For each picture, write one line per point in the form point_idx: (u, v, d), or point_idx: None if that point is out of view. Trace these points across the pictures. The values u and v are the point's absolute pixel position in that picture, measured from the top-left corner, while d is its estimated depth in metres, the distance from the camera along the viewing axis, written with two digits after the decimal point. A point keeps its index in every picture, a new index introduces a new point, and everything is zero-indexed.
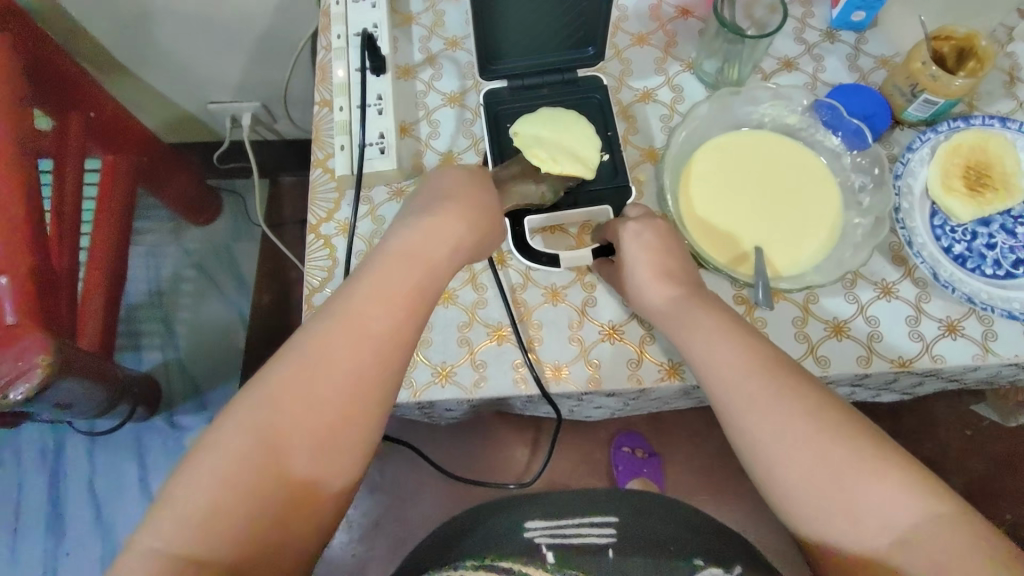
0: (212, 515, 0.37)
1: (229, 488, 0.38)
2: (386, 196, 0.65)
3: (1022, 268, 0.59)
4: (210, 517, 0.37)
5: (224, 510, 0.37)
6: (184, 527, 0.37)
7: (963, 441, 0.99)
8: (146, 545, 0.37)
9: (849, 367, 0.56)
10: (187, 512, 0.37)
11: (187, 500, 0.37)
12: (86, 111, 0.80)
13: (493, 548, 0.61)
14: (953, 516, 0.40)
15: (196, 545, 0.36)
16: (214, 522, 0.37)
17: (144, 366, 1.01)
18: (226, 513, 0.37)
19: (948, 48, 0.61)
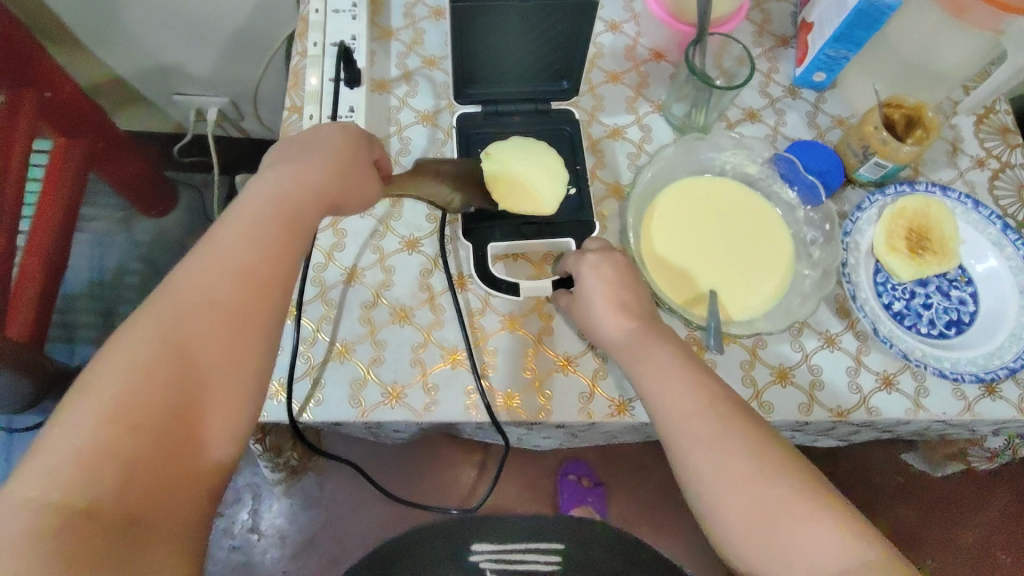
0: (103, 456, 0.33)
1: (122, 425, 0.34)
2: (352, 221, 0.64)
3: (953, 329, 0.62)
4: (93, 492, 0.33)
5: (108, 482, 0.33)
6: (67, 472, 0.33)
7: (892, 487, 1.03)
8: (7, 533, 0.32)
9: (791, 414, 0.58)
10: (62, 484, 0.32)
11: (62, 475, 0.32)
12: (42, 90, 0.76)
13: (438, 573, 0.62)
14: (880, 562, 0.41)
15: (88, 488, 0.33)
16: (105, 465, 0.33)
17: (74, 360, 0.96)
18: (120, 452, 0.34)
19: (898, 116, 0.65)
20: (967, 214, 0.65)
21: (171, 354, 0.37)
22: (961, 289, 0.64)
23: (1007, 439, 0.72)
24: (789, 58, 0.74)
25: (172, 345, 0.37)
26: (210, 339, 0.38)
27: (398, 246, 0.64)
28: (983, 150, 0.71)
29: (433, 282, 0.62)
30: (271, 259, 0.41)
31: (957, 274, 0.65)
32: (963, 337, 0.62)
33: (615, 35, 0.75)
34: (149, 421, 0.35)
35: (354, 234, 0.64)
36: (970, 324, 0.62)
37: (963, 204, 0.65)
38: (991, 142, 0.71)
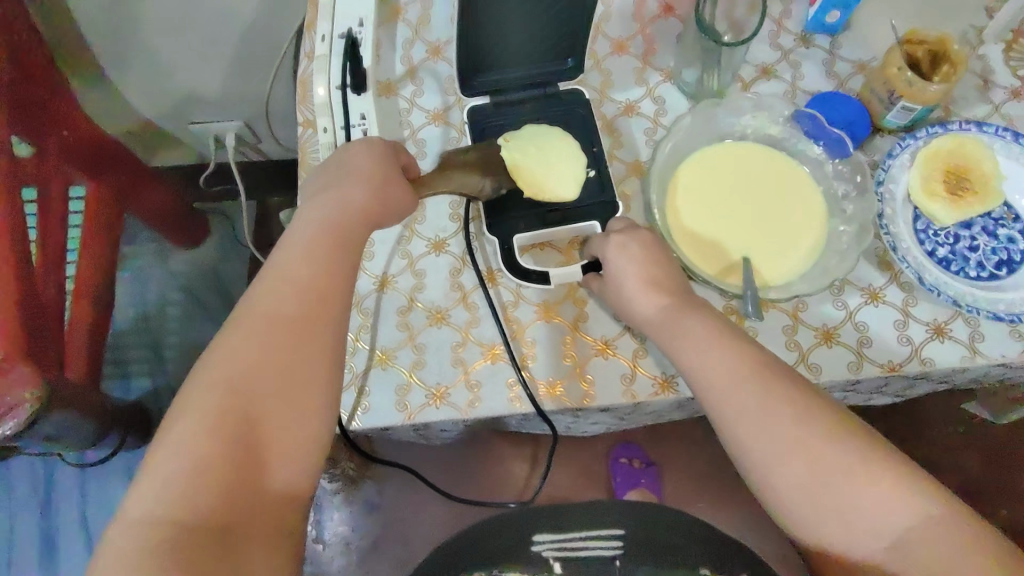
0: (191, 478, 0.37)
1: (201, 451, 0.38)
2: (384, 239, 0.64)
3: (1004, 269, 0.60)
4: (188, 507, 0.37)
5: (200, 497, 0.37)
6: (163, 498, 0.37)
7: (955, 438, 1.00)
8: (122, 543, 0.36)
9: (841, 373, 0.57)
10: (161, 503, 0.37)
11: (160, 496, 0.37)
12: (71, 140, 0.79)
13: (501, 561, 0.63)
14: (946, 517, 0.40)
15: (182, 506, 0.37)
16: (192, 487, 0.37)
17: (133, 393, 1.01)
18: (203, 473, 0.38)
19: (922, 52, 0.62)
20: (1006, 148, 0.63)
21: (235, 377, 0.40)
22: (1008, 227, 0.61)
23: None
24: (798, 2, 0.72)
25: (230, 369, 0.41)
26: (264, 354, 0.41)
27: (426, 249, 0.64)
28: (1017, 79, 0.68)
29: (464, 280, 0.62)
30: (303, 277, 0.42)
31: (1002, 212, 0.62)
32: (1015, 276, 0.60)
33: (617, 4, 0.73)
34: (225, 438, 0.39)
35: (381, 242, 0.64)
36: (1022, 262, 0.60)
37: (1001, 138, 0.63)
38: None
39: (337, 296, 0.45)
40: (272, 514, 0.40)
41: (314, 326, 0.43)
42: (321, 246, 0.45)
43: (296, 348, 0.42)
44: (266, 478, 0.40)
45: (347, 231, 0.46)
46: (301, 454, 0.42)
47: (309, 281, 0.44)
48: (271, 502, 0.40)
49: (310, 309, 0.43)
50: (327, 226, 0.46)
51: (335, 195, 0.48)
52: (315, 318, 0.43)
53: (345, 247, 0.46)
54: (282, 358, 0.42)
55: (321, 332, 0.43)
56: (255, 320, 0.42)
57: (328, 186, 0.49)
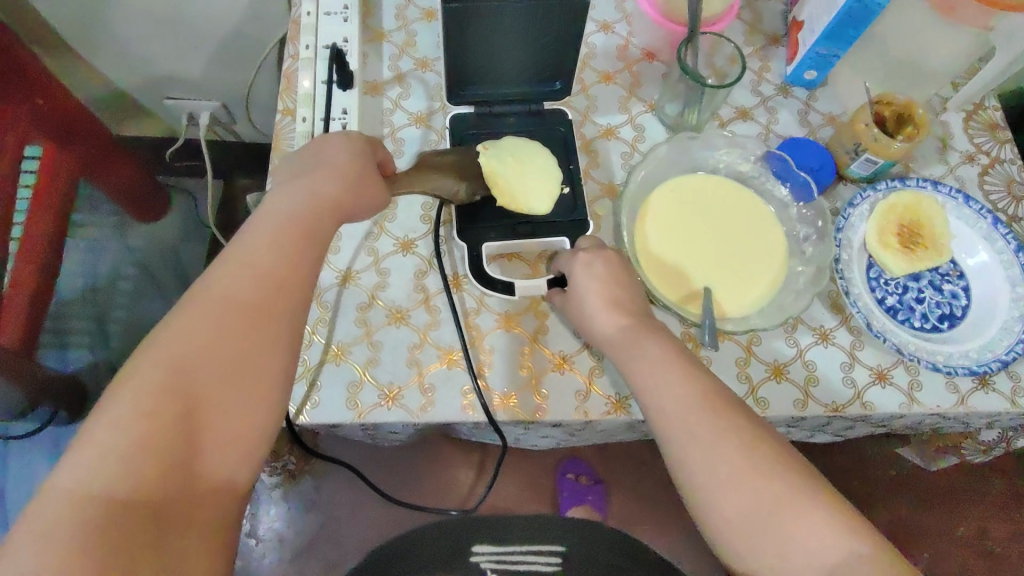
0: (123, 458, 0.36)
1: (136, 430, 0.36)
2: (352, 233, 0.64)
3: (946, 323, 0.63)
4: (119, 491, 0.35)
5: (133, 482, 0.36)
6: (89, 477, 0.35)
7: (888, 482, 1.04)
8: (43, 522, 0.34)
9: (786, 409, 0.58)
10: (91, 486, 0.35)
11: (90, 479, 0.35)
12: (33, 97, 0.75)
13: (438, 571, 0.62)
14: (874, 555, 0.41)
15: (110, 485, 0.35)
16: (122, 468, 0.35)
17: (67, 367, 0.91)
18: (136, 454, 0.36)
19: (889, 112, 0.65)
20: (957, 209, 0.66)
21: (181, 360, 0.39)
22: (953, 283, 0.64)
23: (1001, 432, 0.73)
24: (780, 57, 0.74)
25: (177, 353, 0.39)
26: (212, 338, 0.40)
27: (393, 248, 0.64)
28: (973, 146, 0.71)
29: (428, 283, 0.62)
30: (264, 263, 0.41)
31: (949, 268, 0.65)
32: (955, 331, 0.63)
33: (607, 35, 0.75)
34: (165, 421, 0.37)
35: (348, 236, 0.64)
36: (962, 318, 0.63)
37: (954, 199, 0.66)
38: (980, 137, 0.72)
39: (296, 284, 0.44)
40: (205, 503, 0.39)
41: (269, 314, 0.42)
42: (286, 235, 0.44)
43: (248, 334, 0.41)
44: (203, 467, 0.38)
45: (315, 222, 0.46)
46: (242, 443, 0.40)
47: (270, 268, 0.43)
48: (207, 491, 0.39)
49: (268, 298, 0.42)
50: (295, 215, 0.45)
51: (307, 184, 0.47)
52: (272, 306, 0.42)
53: (311, 237, 0.45)
54: (233, 343, 0.40)
55: (276, 321, 0.42)
56: (209, 301, 0.41)
57: (301, 175, 0.48)
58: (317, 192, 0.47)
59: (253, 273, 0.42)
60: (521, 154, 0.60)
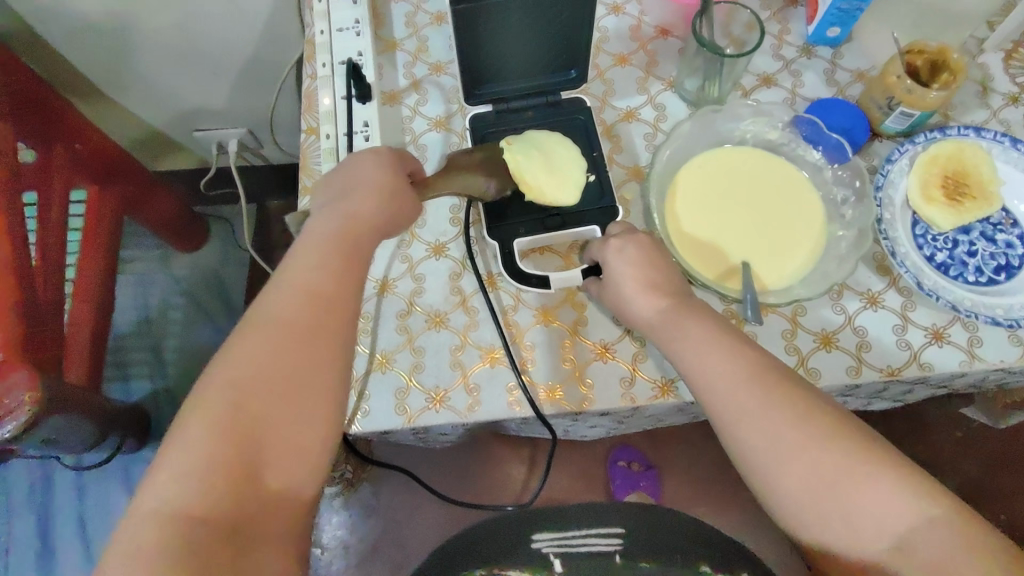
0: (193, 479, 0.38)
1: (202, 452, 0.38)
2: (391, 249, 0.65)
3: (1002, 275, 0.60)
4: (192, 511, 0.37)
5: (204, 502, 0.37)
6: (165, 499, 0.37)
7: (955, 443, 1.00)
8: (126, 546, 0.36)
9: (840, 378, 0.57)
10: (167, 508, 0.37)
11: (167, 501, 0.37)
12: (71, 142, 0.79)
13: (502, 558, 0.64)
14: (946, 519, 0.40)
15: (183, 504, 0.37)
16: (193, 488, 0.37)
17: (132, 396, 0.99)
18: (205, 475, 0.38)
19: (921, 62, 0.62)
20: (1004, 153, 0.63)
21: (238, 383, 0.40)
22: (1006, 232, 0.62)
23: None
24: (799, 17, 0.72)
25: (231, 375, 0.41)
26: (261, 359, 0.41)
27: (426, 253, 0.64)
28: (1015, 86, 0.68)
29: (464, 285, 0.63)
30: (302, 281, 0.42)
31: (1001, 217, 0.62)
32: (1014, 281, 0.60)
33: (619, 17, 0.74)
34: (227, 442, 0.39)
35: (381, 246, 0.65)
36: (1020, 268, 0.60)
37: (1000, 143, 0.63)
38: (1023, 77, 0.68)
39: (336, 298, 0.44)
40: (272, 517, 0.40)
41: (312, 330, 0.43)
42: (321, 251, 0.46)
43: (295, 351, 0.42)
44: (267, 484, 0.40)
45: (348, 234, 0.47)
46: (302, 458, 0.41)
47: (310, 286, 0.44)
48: (274, 507, 0.40)
49: (310, 314, 0.43)
50: (329, 231, 0.46)
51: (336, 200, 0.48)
52: (315, 321, 0.43)
53: (345, 250, 0.46)
54: (284, 361, 0.42)
55: (321, 334, 0.43)
56: (255, 323, 0.42)
57: (338, 197, 0.49)
58: (348, 206, 0.48)
59: (294, 291, 0.43)
60: (545, 144, 0.60)
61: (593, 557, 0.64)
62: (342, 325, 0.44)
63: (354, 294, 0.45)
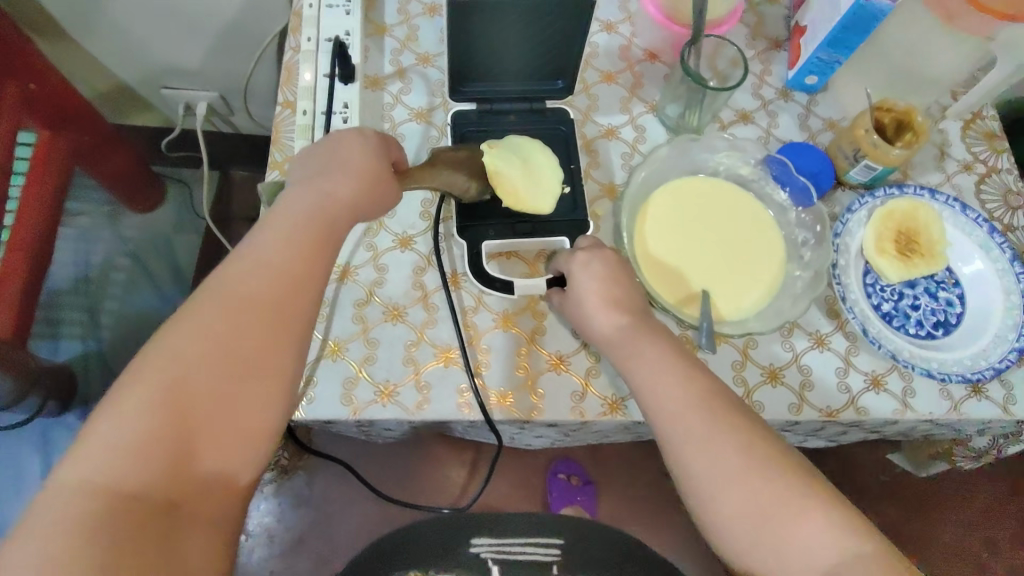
0: (120, 452, 0.36)
1: (135, 422, 0.36)
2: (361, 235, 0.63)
3: (940, 330, 0.63)
4: (114, 484, 0.35)
5: (127, 476, 0.35)
6: (89, 468, 0.35)
7: (877, 486, 1.05)
8: (36, 515, 0.34)
9: (781, 413, 0.59)
10: (87, 478, 0.35)
11: (88, 472, 0.35)
12: (25, 82, 0.75)
13: (439, 560, 0.63)
14: (871, 557, 0.41)
15: (106, 477, 0.35)
16: (120, 460, 0.35)
17: (59, 355, 0.91)
18: (133, 448, 0.36)
19: (889, 119, 0.65)
20: (954, 217, 0.66)
21: (180, 354, 0.39)
22: (948, 291, 0.65)
23: (991, 439, 0.73)
24: (781, 60, 0.75)
25: (177, 347, 0.39)
26: (207, 332, 0.40)
27: (391, 244, 0.63)
28: (970, 154, 0.72)
29: (426, 281, 0.62)
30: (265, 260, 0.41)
31: (944, 276, 0.66)
32: (950, 338, 0.63)
33: (610, 35, 0.75)
34: (163, 415, 0.37)
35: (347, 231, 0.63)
36: (957, 326, 0.63)
37: (951, 207, 0.66)
38: (977, 146, 0.72)
39: (295, 279, 0.43)
40: (201, 498, 0.38)
41: (267, 309, 0.41)
42: (284, 227, 0.44)
43: (246, 328, 0.41)
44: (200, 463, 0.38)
45: (314, 213, 0.45)
46: (240, 439, 0.40)
47: (271, 264, 0.43)
48: (205, 487, 0.38)
49: (264, 290, 0.42)
50: (295, 210, 0.45)
51: (312, 183, 0.47)
52: (270, 300, 0.42)
53: (309, 230, 0.45)
54: (230, 336, 0.40)
55: (273, 313, 0.42)
56: (212, 297, 0.41)
57: (313, 177, 0.48)
58: (320, 187, 0.47)
59: (253, 268, 0.42)
60: (522, 153, 0.60)
61: (528, 566, 0.64)
62: (297, 305, 0.43)
63: (314, 276, 0.44)
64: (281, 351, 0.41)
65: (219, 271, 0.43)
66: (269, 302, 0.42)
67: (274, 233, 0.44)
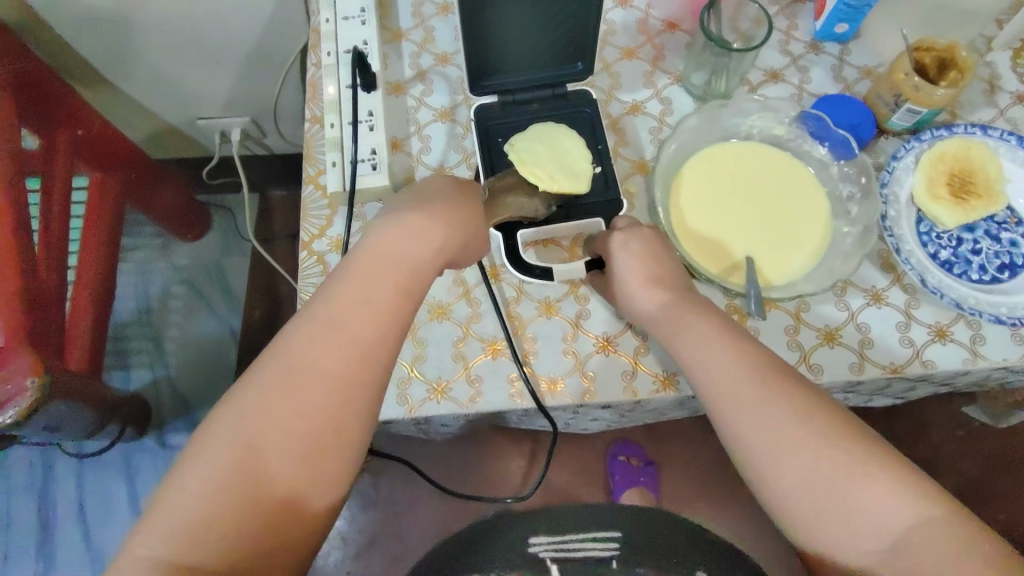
0: (204, 515, 0.36)
1: (217, 485, 0.37)
2: (378, 212, 0.65)
3: (1006, 273, 0.60)
4: (195, 547, 0.36)
5: (221, 517, 0.36)
6: (175, 533, 0.36)
7: (955, 442, 1.00)
8: (139, 553, 0.35)
9: (842, 374, 0.57)
10: (179, 529, 0.36)
11: (177, 532, 0.36)
12: (74, 128, 0.79)
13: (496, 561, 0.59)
14: (945, 519, 0.39)
15: (189, 542, 0.36)
16: (205, 525, 0.36)
17: (131, 385, 1.01)
18: (218, 511, 0.37)
19: (930, 58, 0.62)
20: (1010, 152, 0.63)
21: (271, 390, 0.40)
22: (1011, 231, 0.62)
23: None
24: (808, 12, 0.72)
25: (255, 403, 0.39)
26: (283, 384, 0.40)
27: None
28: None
29: (466, 276, 0.62)
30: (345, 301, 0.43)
31: (1006, 215, 0.62)
32: (1018, 280, 0.60)
33: (625, 10, 0.73)
34: (239, 478, 0.37)
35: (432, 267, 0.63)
36: None
37: (1006, 142, 0.63)
38: None
39: (355, 306, 0.42)
40: (279, 554, 0.38)
41: (336, 337, 0.41)
42: (362, 268, 0.44)
43: (320, 367, 0.41)
44: (293, 507, 0.39)
45: (392, 266, 0.44)
46: (320, 489, 0.40)
47: (346, 301, 0.43)
48: (295, 533, 0.39)
49: (336, 327, 0.42)
50: (371, 247, 0.45)
51: (391, 226, 0.46)
52: (346, 338, 0.42)
53: (387, 265, 0.44)
54: (304, 371, 0.40)
55: (354, 354, 0.41)
56: (295, 349, 0.41)
57: (391, 215, 0.47)
58: (394, 225, 0.46)
59: (331, 309, 0.42)
60: (543, 140, 0.59)
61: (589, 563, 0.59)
62: (369, 341, 0.42)
63: (372, 294, 0.43)
64: (356, 383, 0.41)
65: (296, 322, 0.43)
66: (352, 340, 0.42)
67: (354, 272, 0.44)
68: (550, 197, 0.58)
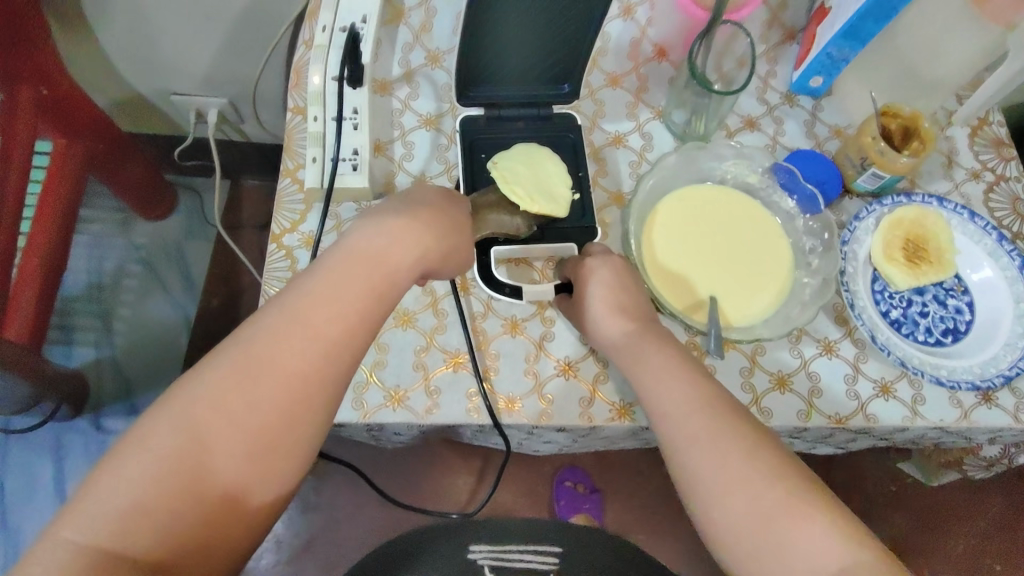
0: (137, 503, 0.35)
1: (154, 472, 0.36)
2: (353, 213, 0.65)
3: (949, 338, 0.63)
4: (123, 535, 0.34)
5: (155, 507, 0.35)
6: (102, 520, 0.34)
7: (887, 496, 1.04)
8: (63, 536, 0.34)
9: (790, 419, 0.59)
10: (107, 515, 0.34)
11: (104, 518, 0.34)
12: (40, 86, 0.75)
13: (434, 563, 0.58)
14: (876, 561, 0.40)
15: (117, 529, 0.34)
16: (137, 513, 0.35)
17: (71, 362, 0.90)
18: (152, 500, 0.35)
19: (895, 125, 0.66)
20: (963, 225, 0.66)
21: (226, 380, 0.39)
22: (957, 298, 0.65)
23: (1002, 448, 0.73)
24: (788, 60, 0.75)
25: (206, 391, 0.38)
26: (239, 375, 0.39)
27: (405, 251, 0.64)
28: (978, 163, 0.72)
29: (436, 286, 0.62)
30: (311, 299, 0.42)
31: (953, 283, 0.66)
32: (959, 345, 0.63)
33: (626, 23, 0.76)
34: (180, 466, 0.36)
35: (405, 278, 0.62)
36: (967, 333, 0.63)
37: (959, 215, 0.67)
38: (984, 154, 0.72)
39: (323, 304, 0.42)
40: (212, 549, 0.37)
41: (297, 331, 0.41)
42: (332, 266, 0.43)
43: (279, 361, 0.40)
44: (233, 503, 0.38)
45: (362, 268, 0.44)
46: (263, 487, 0.39)
47: (312, 297, 0.42)
48: (229, 529, 0.38)
49: (298, 323, 0.41)
50: (343, 246, 0.45)
51: (363, 226, 0.46)
52: (307, 334, 0.41)
53: (357, 265, 0.44)
54: (261, 364, 0.39)
55: (315, 352, 0.41)
56: (255, 341, 0.40)
57: (365, 215, 0.47)
58: (367, 225, 0.46)
59: (296, 303, 0.42)
60: (524, 159, 0.60)
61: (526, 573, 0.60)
62: (330, 341, 0.41)
63: (340, 294, 0.42)
64: (314, 382, 0.41)
65: (259, 314, 0.42)
66: (314, 339, 0.41)
67: (322, 269, 0.43)
68: (532, 217, 0.59)
